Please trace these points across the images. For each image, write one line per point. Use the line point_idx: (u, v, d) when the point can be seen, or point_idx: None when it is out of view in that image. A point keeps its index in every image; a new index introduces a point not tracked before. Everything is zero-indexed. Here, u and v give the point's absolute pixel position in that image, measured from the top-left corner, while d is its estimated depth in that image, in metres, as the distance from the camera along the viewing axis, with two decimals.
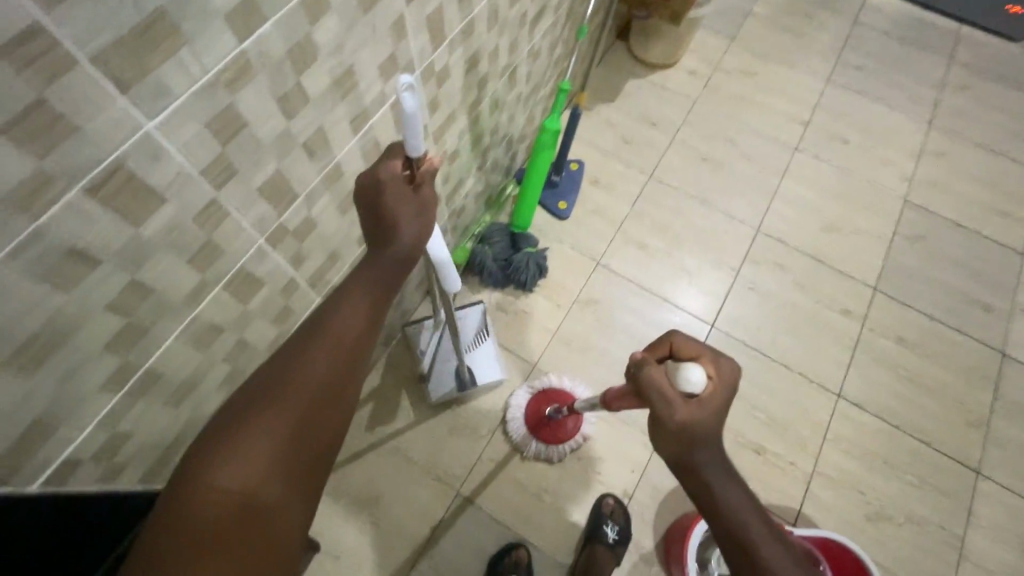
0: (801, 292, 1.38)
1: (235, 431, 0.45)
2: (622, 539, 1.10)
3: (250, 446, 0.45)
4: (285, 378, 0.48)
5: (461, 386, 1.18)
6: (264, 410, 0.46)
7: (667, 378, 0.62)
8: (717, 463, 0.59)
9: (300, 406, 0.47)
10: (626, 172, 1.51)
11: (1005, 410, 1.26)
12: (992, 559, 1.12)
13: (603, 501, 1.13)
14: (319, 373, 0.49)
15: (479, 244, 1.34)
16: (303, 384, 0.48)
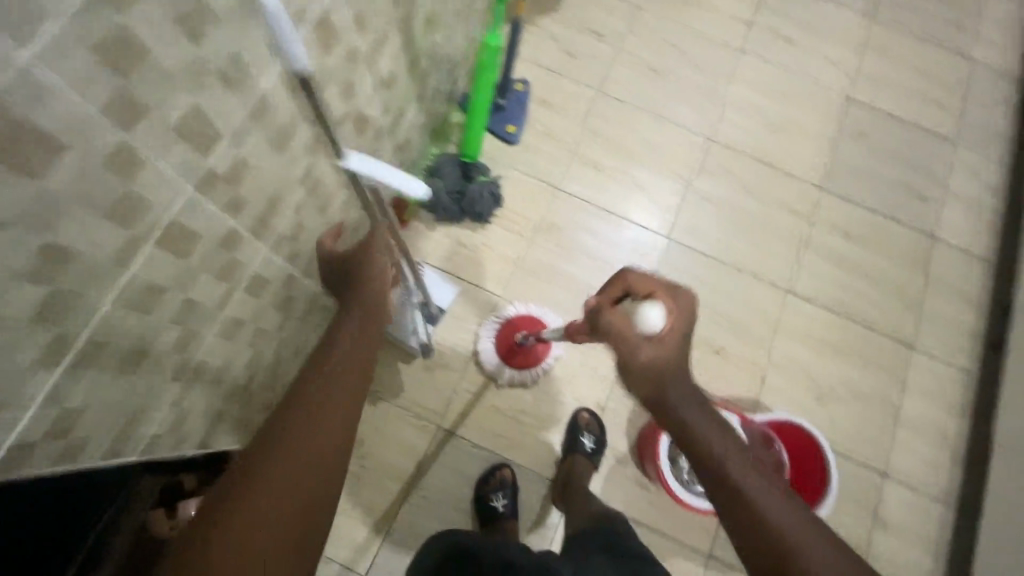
0: (751, 198, 1.41)
1: (255, 454, 0.56)
2: (598, 449, 1.17)
3: (263, 470, 0.55)
4: (290, 402, 0.60)
5: (433, 323, 1.20)
6: (279, 432, 0.57)
7: (628, 324, 0.67)
8: (686, 400, 0.63)
9: (293, 432, 0.58)
10: (574, 89, 1.46)
11: (934, 288, 1.37)
12: (921, 418, 1.27)
13: (579, 416, 1.20)
14: (303, 406, 0.59)
15: (430, 178, 1.28)
16: (297, 404, 0.59)
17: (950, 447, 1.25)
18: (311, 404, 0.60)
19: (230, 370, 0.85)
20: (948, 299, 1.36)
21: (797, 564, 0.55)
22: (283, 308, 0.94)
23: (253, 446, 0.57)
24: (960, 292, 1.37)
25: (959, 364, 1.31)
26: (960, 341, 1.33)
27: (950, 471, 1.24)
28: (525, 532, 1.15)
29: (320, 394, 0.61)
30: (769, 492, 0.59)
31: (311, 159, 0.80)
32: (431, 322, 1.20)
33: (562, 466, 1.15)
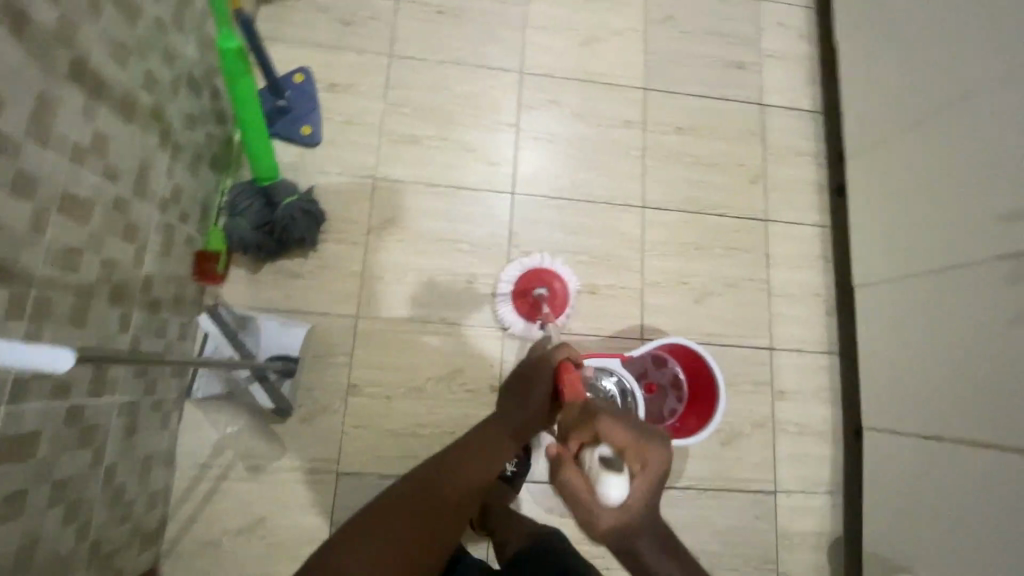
0: (582, 122, 1.34)
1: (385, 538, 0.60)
2: (517, 472, 1.11)
3: (393, 527, 0.61)
4: (419, 485, 0.66)
5: (291, 377, 1.09)
6: (464, 464, 0.70)
7: (586, 482, 0.67)
8: (652, 545, 0.65)
9: (429, 532, 0.63)
10: (361, 61, 1.29)
11: (775, 155, 1.38)
12: (792, 284, 1.32)
13: None
14: (448, 488, 0.67)
15: (230, 219, 1.11)
16: (431, 501, 0.65)
17: (821, 301, 1.32)
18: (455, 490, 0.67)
19: (39, 541, 0.73)
20: (790, 162, 1.38)
21: None
22: (85, 442, 0.80)
23: (384, 510, 0.63)
24: (798, 150, 1.39)
25: (812, 221, 1.36)
26: (809, 198, 1.37)
27: (827, 323, 1.31)
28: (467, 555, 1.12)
29: (446, 515, 0.65)
30: None
31: (13, 284, 0.64)
32: (288, 377, 1.08)
33: None
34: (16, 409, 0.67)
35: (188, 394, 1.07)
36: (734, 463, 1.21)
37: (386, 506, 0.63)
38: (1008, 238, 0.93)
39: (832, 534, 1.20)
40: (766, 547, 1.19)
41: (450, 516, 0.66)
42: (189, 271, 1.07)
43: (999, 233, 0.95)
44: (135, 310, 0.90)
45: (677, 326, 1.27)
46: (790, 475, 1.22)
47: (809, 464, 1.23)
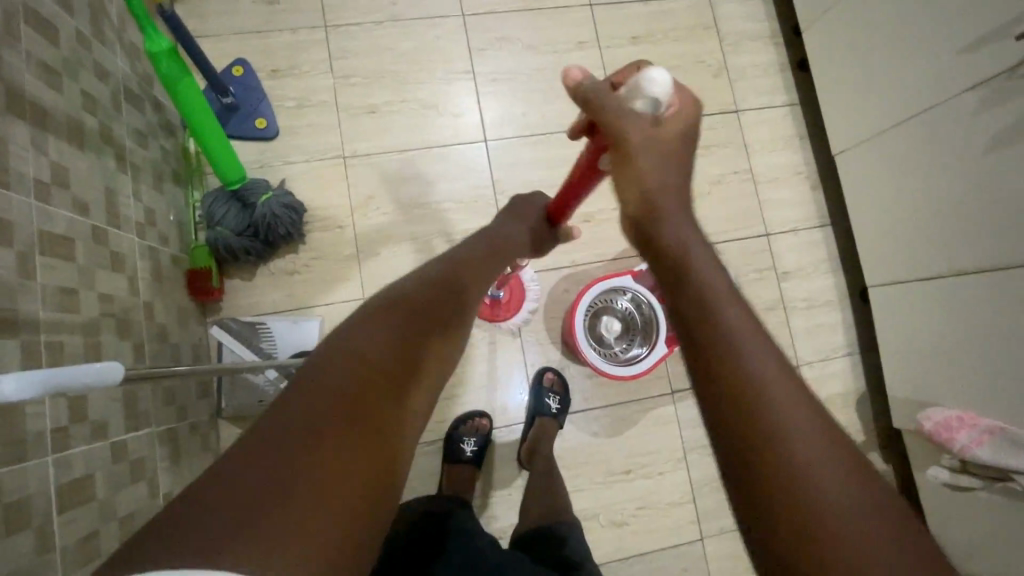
0: (535, 53, 1.30)
1: (368, 363, 0.46)
2: (563, 409, 1.14)
3: (384, 353, 0.48)
4: (402, 309, 0.53)
5: None
6: (420, 338, 0.52)
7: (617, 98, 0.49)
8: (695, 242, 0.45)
9: (415, 365, 0.50)
10: (296, 39, 1.22)
11: (733, 44, 1.37)
12: (774, 169, 1.33)
13: (544, 376, 1.16)
14: (428, 320, 0.54)
15: (212, 231, 1.07)
16: (415, 326, 0.52)
17: (805, 177, 1.34)
18: (439, 321, 0.55)
19: None
20: (748, 48, 1.37)
21: (774, 428, 0.36)
22: (136, 476, 0.80)
23: (364, 337, 0.48)
24: (754, 34, 1.38)
25: (781, 102, 1.36)
26: (773, 80, 1.37)
27: (815, 198, 1.33)
28: (495, 516, 1.13)
29: (430, 348, 0.52)
30: (842, 491, 0.35)
31: (20, 333, 0.62)
32: None
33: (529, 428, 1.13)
34: (62, 457, 0.66)
35: (220, 412, 1.06)
36: None
37: (368, 332, 0.49)
38: (974, 65, 0.94)
39: (857, 391, 1.27)
40: None
41: (433, 353, 0.53)
42: (186, 291, 1.04)
43: (964, 63, 0.95)
44: (144, 339, 0.87)
45: None
46: (809, 348, 1.27)
47: (824, 333, 1.28)
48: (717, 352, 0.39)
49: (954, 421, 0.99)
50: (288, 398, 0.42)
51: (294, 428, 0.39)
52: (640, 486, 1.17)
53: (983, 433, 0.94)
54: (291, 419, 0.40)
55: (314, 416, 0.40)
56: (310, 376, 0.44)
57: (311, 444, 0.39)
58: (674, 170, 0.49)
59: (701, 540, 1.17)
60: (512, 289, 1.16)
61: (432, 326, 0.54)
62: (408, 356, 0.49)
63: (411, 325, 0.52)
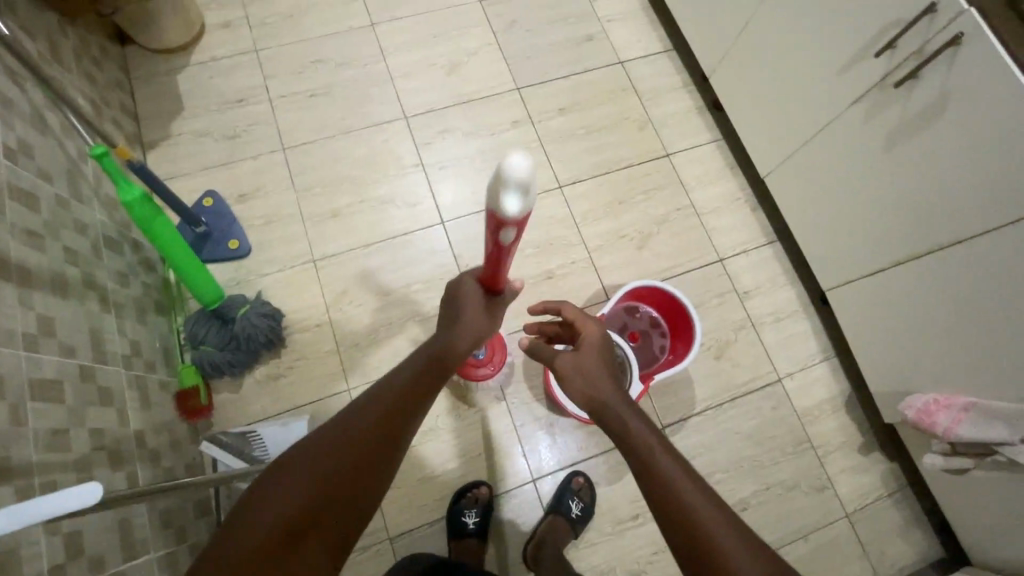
0: (475, 138, 1.43)
1: (312, 499, 0.53)
2: (584, 515, 1.13)
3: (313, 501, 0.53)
4: (355, 428, 0.58)
5: None
6: (358, 473, 0.56)
7: (496, 184, 0.47)
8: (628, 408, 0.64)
9: (360, 483, 0.56)
10: (258, 164, 1.35)
11: (651, 98, 1.51)
12: (713, 199, 1.43)
13: (574, 479, 1.16)
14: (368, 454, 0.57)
15: (197, 350, 1.14)
16: (369, 443, 0.57)
17: (743, 202, 1.43)
18: (379, 447, 0.58)
19: None
20: (665, 99, 1.51)
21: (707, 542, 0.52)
22: None
23: (320, 472, 0.54)
24: (669, 86, 1.53)
25: (706, 139, 1.48)
26: (695, 122, 1.50)
27: (757, 218, 1.42)
28: None
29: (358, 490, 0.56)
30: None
31: (14, 479, 0.66)
32: None
33: (541, 522, 1.11)
34: None
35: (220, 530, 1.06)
36: (735, 369, 1.29)
37: (318, 462, 0.55)
38: (849, 83, 1.05)
39: (842, 393, 1.29)
40: (794, 429, 1.26)
41: (384, 461, 0.58)
42: (177, 414, 1.08)
43: (841, 83, 1.07)
44: (137, 466, 0.90)
45: (633, 275, 1.35)
46: (785, 359, 1.31)
47: (796, 341, 1.32)
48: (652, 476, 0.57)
49: (932, 405, 1.02)
50: (233, 535, 0.51)
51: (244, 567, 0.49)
52: (651, 530, 1.16)
53: (961, 411, 0.97)
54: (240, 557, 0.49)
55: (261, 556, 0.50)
56: (257, 513, 0.52)
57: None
58: (607, 372, 0.70)
59: None
60: (493, 343, 1.20)
61: (387, 440, 0.59)
62: (355, 479, 0.56)
63: (364, 444, 0.57)
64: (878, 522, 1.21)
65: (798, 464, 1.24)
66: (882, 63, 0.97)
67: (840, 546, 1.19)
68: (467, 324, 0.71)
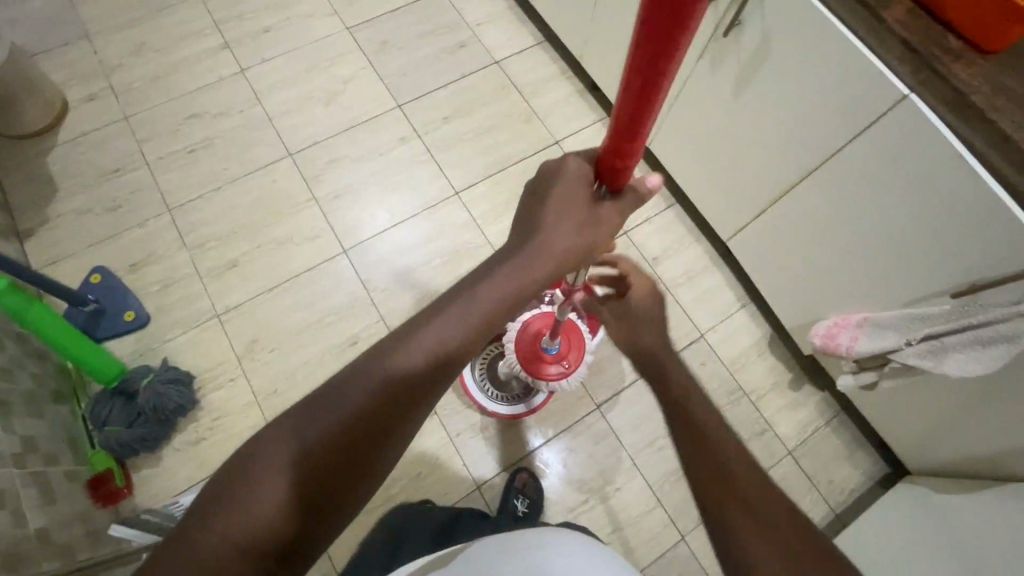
0: (365, 162, 1.43)
1: (307, 478, 0.46)
2: (531, 512, 1.11)
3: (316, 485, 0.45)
4: (365, 396, 0.48)
5: None
6: (368, 452, 0.48)
7: None
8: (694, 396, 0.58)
9: (359, 464, 0.48)
10: (146, 230, 1.31)
11: (531, 91, 1.54)
12: None
13: (517, 476, 1.16)
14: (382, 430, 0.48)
15: (102, 433, 1.09)
16: (379, 416, 0.48)
17: (638, 173, 1.46)
18: (391, 424, 0.49)
19: None
20: (546, 89, 1.54)
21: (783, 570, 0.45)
22: None
23: (318, 445, 0.46)
24: (547, 77, 1.56)
25: (592, 120, 1.51)
26: (577, 106, 1.53)
27: None
28: None
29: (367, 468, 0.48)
30: None
31: None
32: None
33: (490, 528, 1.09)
34: None
35: None
36: None
37: (318, 435, 0.46)
38: None
39: (764, 336, 1.32)
40: (725, 380, 1.28)
41: (390, 439, 0.49)
42: (92, 502, 1.03)
43: None
44: (47, 566, 0.86)
45: None
46: (704, 314, 1.33)
47: (711, 296, 1.35)
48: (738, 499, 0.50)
49: (834, 329, 1.04)
50: (218, 517, 0.43)
51: (223, 560, 0.41)
52: (604, 510, 1.16)
53: (857, 328, 1.00)
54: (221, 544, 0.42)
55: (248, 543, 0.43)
56: (248, 493, 0.44)
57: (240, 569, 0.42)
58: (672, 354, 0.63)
59: (684, 539, 1.14)
60: (569, 332, 1.09)
61: (398, 416, 0.49)
62: (355, 457, 0.47)
63: (369, 416, 0.48)
64: (822, 452, 1.24)
65: (735, 413, 1.25)
66: (711, 17, 1.01)
67: (789, 483, 1.21)
68: (553, 242, 0.53)
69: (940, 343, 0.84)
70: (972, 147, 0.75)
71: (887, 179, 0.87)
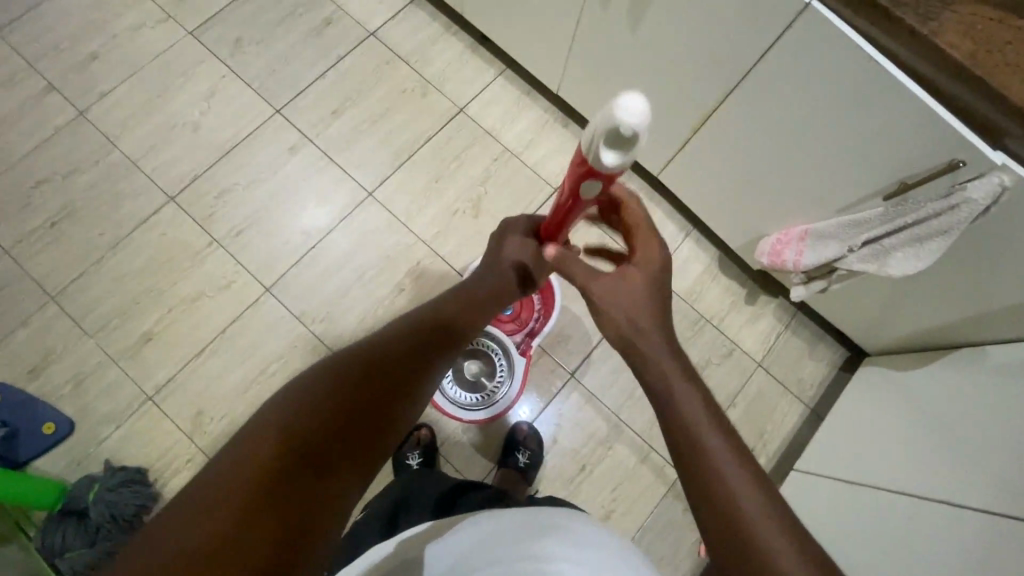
0: (258, 185, 1.28)
1: (303, 445, 0.41)
2: (532, 463, 1.14)
3: (333, 417, 0.43)
4: (365, 358, 0.48)
5: None
6: (393, 394, 0.48)
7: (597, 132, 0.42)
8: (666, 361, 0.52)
9: (372, 420, 0.45)
10: (32, 327, 1.15)
11: (419, 58, 1.39)
12: (523, 133, 1.36)
13: (518, 428, 1.17)
14: (396, 382, 0.48)
15: (64, 561, 1.01)
16: (374, 382, 0.47)
17: (553, 123, 1.37)
18: (403, 377, 0.49)
19: None
20: (434, 52, 1.39)
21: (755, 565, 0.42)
22: None
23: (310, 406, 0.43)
24: (431, 38, 1.40)
25: (491, 76, 1.39)
26: (473, 64, 1.40)
27: (571, 132, 1.37)
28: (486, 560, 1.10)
29: (385, 413, 0.46)
30: None
31: None
32: None
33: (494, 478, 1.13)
34: None
35: None
36: None
37: (313, 395, 0.43)
38: None
39: (713, 260, 1.32)
40: (685, 313, 1.29)
41: (391, 414, 0.47)
42: None
43: None
44: None
45: (481, 247, 1.29)
46: None
47: None
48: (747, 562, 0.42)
49: (778, 245, 1.05)
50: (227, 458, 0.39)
51: (236, 492, 0.37)
52: (602, 472, 1.18)
53: (800, 242, 1.01)
54: (196, 520, 0.35)
55: (231, 510, 0.36)
56: (260, 428, 0.41)
57: (238, 518, 0.36)
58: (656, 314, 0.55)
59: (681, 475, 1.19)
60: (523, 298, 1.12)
61: (409, 371, 0.50)
62: (352, 426, 0.44)
63: (361, 380, 0.46)
64: (787, 356, 1.28)
65: (701, 343, 1.27)
66: None
67: (764, 394, 1.26)
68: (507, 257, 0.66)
69: (879, 246, 0.86)
70: (873, 42, 0.71)
71: (809, 90, 0.82)
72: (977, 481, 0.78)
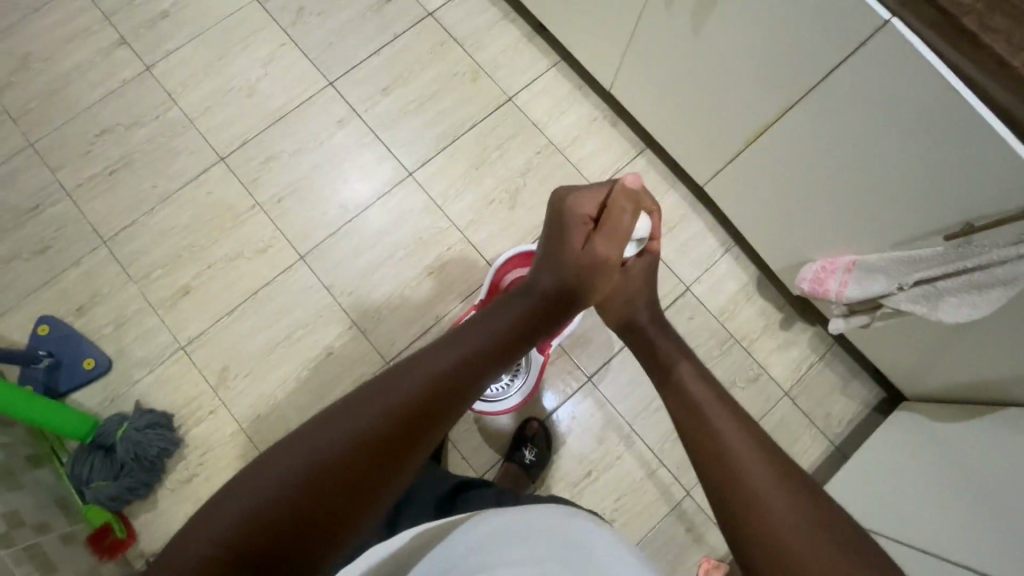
0: (304, 154, 1.30)
1: (333, 480, 0.40)
2: (538, 462, 1.14)
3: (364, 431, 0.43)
4: (405, 371, 0.47)
5: None
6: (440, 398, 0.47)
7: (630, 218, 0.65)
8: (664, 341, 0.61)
9: (406, 429, 0.44)
10: (84, 267, 1.22)
11: (474, 43, 1.38)
12: (569, 129, 1.34)
13: (528, 425, 1.17)
14: (435, 388, 0.47)
15: (89, 490, 1.07)
16: (420, 421, 0.45)
17: (601, 120, 1.34)
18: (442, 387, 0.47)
19: None
20: (489, 38, 1.38)
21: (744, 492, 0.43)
22: None
23: (341, 449, 0.41)
24: (488, 23, 1.39)
25: (544, 67, 1.37)
26: (527, 53, 1.38)
27: (619, 132, 1.34)
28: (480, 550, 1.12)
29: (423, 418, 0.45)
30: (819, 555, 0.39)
31: None
32: None
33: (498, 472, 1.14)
34: None
35: None
36: None
37: (347, 414, 0.43)
38: None
39: (751, 279, 1.27)
40: (714, 330, 1.25)
41: (431, 415, 0.46)
42: (95, 557, 1.03)
43: None
44: None
45: (513, 239, 1.28)
46: (688, 266, 1.27)
47: (693, 244, 1.28)
48: (776, 559, 0.40)
49: (821, 272, 1.00)
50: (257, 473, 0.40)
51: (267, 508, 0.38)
52: (607, 480, 1.16)
53: (845, 272, 0.96)
54: (213, 545, 0.37)
55: (263, 523, 0.38)
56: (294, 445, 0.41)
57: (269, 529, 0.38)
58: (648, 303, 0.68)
59: (689, 494, 1.16)
60: None
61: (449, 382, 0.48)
62: (374, 482, 0.42)
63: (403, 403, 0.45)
64: (817, 388, 1.23)
65: (727, 363, 1.23)
66: None
67: (787, 423, 1.21)
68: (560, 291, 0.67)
69: (932, 288, 0.81)
70: (954, 66, 0.66)
71: (877, 112, 0.77)
72: (1011, 552, 0.72)
